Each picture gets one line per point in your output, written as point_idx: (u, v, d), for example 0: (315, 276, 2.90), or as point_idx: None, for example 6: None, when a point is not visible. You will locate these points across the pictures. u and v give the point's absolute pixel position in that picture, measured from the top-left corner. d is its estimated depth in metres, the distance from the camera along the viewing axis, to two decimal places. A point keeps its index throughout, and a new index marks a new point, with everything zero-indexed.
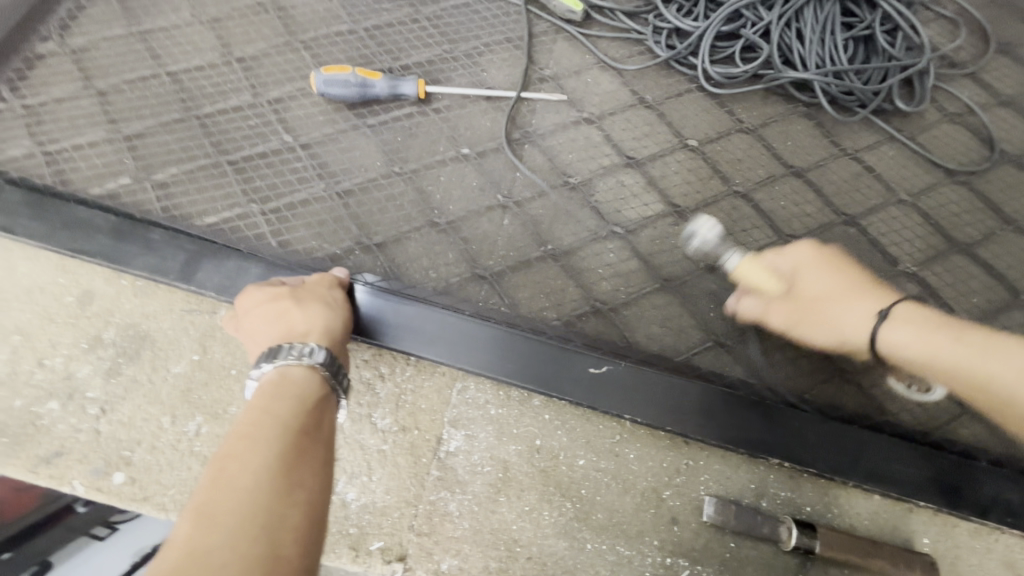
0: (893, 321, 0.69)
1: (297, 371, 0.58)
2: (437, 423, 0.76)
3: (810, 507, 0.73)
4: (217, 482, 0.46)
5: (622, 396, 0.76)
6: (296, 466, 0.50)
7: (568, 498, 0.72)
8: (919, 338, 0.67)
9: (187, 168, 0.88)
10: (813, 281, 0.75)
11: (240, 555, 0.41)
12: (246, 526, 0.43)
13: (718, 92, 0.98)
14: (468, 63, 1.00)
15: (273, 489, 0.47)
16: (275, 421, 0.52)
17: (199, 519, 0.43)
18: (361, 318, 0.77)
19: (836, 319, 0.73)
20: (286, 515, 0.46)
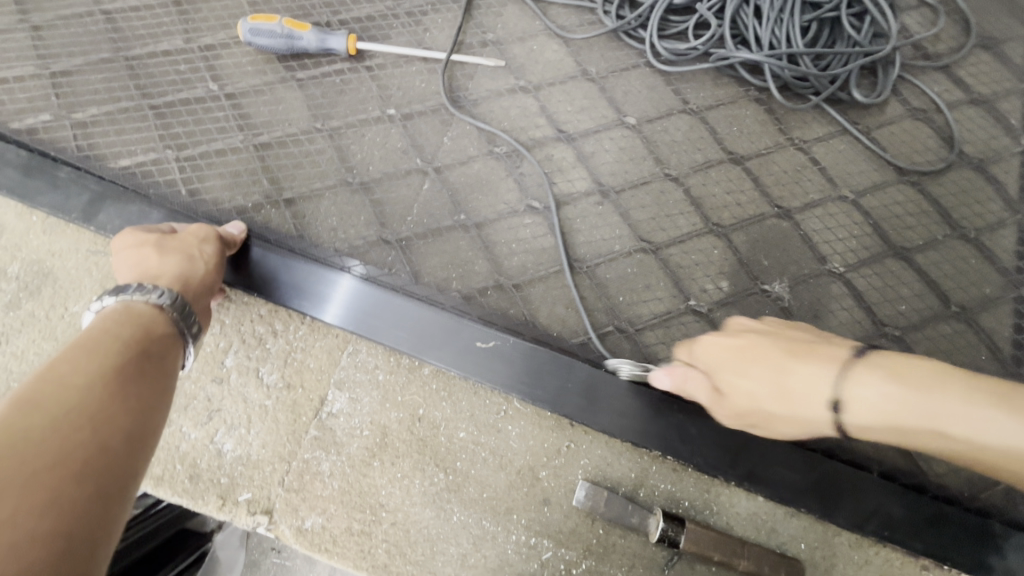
0: (868, 408, 0.53)
1: (146, 305, 0.59)
2: (323, 383, 0.76)
3: (688, 501, 0.71)
4: (46, 376, 0.47)
5: (509, 374, 0.74)
6: (134, 380, 0.52)
7: (442, 469, 0.72)
8: (894, 417, 0.52)
9: (107, 109, 0.87)
10: (737, 385, 0.61)
11: (59, 439, 0.44)
12: (71, 418, 0.45)
13: (664, 69, 0.93)
14: (409, 22, 0.97)
15: (105, 394, 0.49)
16: (121, 337, 0.54)
17: (20, 400, 0.45)
18: (252, 274, 0.77)
19: (781, 419, 0.60)
20: (114, 418, 0.48)
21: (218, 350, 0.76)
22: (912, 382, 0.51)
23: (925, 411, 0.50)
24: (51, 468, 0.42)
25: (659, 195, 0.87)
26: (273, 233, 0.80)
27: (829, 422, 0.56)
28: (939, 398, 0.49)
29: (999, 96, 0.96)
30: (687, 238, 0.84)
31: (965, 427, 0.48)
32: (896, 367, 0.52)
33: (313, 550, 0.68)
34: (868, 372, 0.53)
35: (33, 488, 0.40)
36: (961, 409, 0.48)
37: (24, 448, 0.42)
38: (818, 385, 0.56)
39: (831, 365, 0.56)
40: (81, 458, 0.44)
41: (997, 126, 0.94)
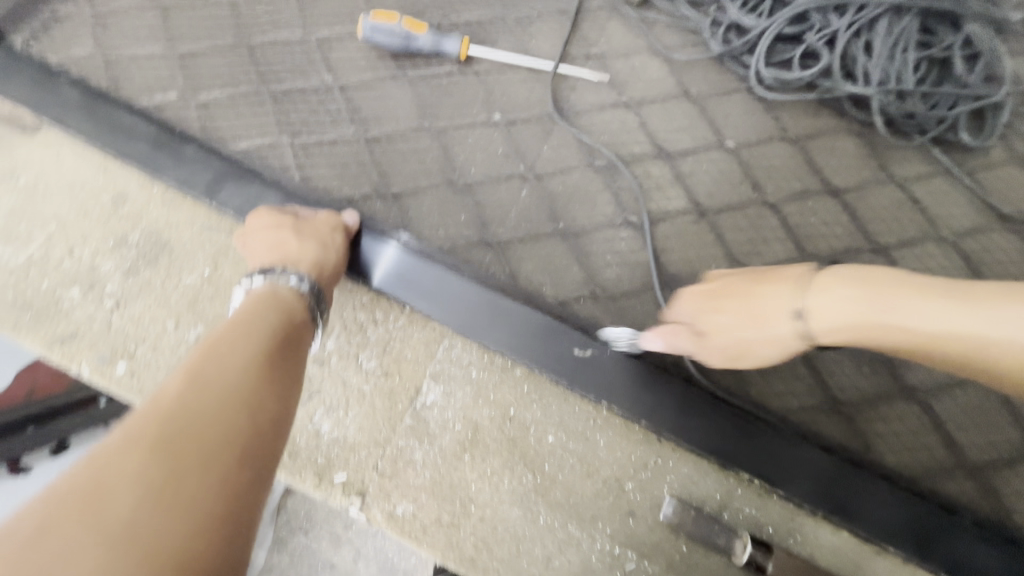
0: (831, 312, 0.57)
1: (290, 292, 0.62)
2: (419, 374, 0.78)
3: (772, 528, 0.71)
4: (208, 357, 0.51)
5: (603, 383, 0.76)
6: (279, 366, 0.54)
7: (530, 470, 0.73)
8: (865, 319, 0.56)
9: (229, 93, 0.91)
10: (722, 320, 0.65)
11: (223, 420, 0.47)
12: (232, 400, 0.48)
13: (767, 96, 0.93)
14: (517, 30, 0.99)
15: (255, 380, 0.51)
16: (265, 322, 0.57)
17: (190, 380, 0.48)
18: (362, 263, 0.80)
19: (760, 343, 0.62)
20: (264, 404, 0.50)
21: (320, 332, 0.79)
22: (882, 289, 0.55)
23: (898, 310, 0.54)
24: (218, 450, 0.45)
25: (755, 220, 0.88)
26: (381, 224, 0.83)
27: (807, 337, 0.59)
28: (897, 293, 0.55)
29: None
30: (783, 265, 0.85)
31: (936, 321, 0.53)
32: (864, 275, 0.57)
33: (403, 536, 0.70)
34: (852, 286, 0.56)
35: (205, 469, 0.43)
36: (931, 305, 0.53)
37: (195, 426, 0.45)
38: (792, 304, 0.59)
39: (807, 283, 0.59)
40: (242, 439, 0.47)
41: None
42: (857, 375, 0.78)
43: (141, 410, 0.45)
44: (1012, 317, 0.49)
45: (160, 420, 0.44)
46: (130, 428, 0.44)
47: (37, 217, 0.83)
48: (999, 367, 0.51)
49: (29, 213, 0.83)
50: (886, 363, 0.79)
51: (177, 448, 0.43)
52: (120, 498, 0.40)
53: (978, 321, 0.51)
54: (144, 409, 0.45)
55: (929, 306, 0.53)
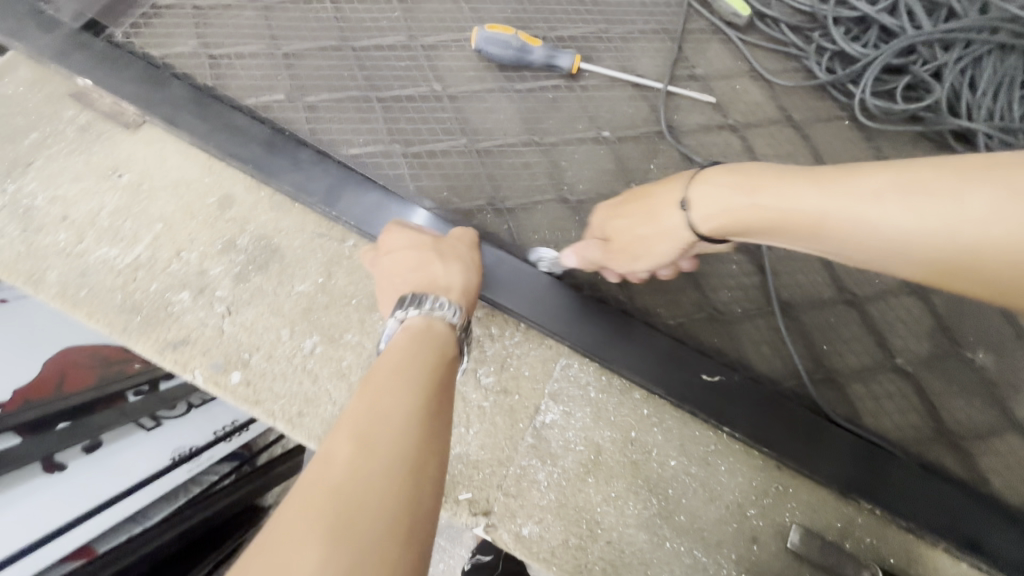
0: (712, 199, 0.55)
1: (442, 325, 0.62)
2: (537, 393, 0.77)
3: (893, 558, 0.72)
4: (371, 411, 0.47)
5: (729, 408, 0.75)
6: (435, 418, 0.50)
7: (654, 494, 0.73)
8: (729, 205, 0.54)
9: (337, 96, 0.89)
10: (619, 223, 0.64)
11: (392, 489, 0.42)
12: (399, 463, 0.44)
13: (870, 126, 0.94)
14: (621, 47, 0.99)
15: (418, 436, 0.47)
16: (417, 366, 0.54)
17: (357, 439, 0.45)
18: (487, 278, 0.78)
19: (649, 238, 0.61)
20: (429, 464, 0.46)
21: None
22: (826, 179, 0.50)
23: (869, 198, 0.47)
24: (390, 527, 0.41)
25: None
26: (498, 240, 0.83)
27: (691, 229, 0.57)
28: (777, 179, 0.53)
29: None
30: (891, 295, 0.85)
31: (986, 194, 0.43)
32: (806, 169, 0.52)
33: (531, 557, 0.70)
34: (734, 175, 0.55)
35: (381, 553, 0.39)
36: (816, 186, 0.50)
37: (366, 499, 0.41)
38: (679, 194, 0.58)
39: (698, 177, 0.57)
40: (409, 512, 0.42)
41: None
42: (969, 407, 0.80)
43: (313, 479, 0.42)
44: (976, 201, 0.43)
45: (334, 492, 0.41)
46: (304, 502, 0.41)
47: (142, 217, 0.81)
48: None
49: (135, 212, 0.81)
50: (994, 396, 0.81)
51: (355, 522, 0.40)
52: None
53: (1021, 187, 0.42)
54: (316, 476, 0.43)
55: (791, 187, 0.51)
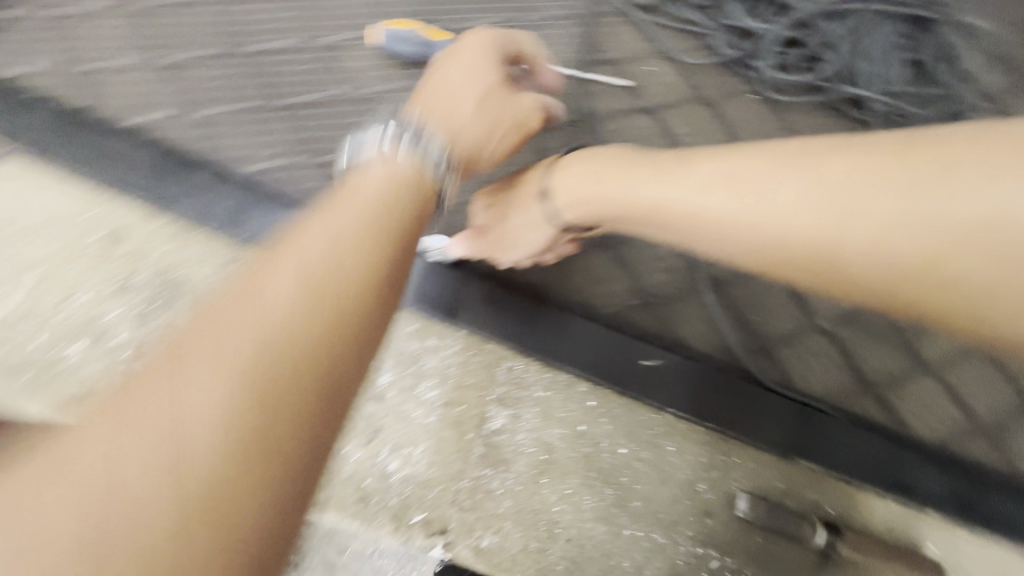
0: (571, 190, 0.61)
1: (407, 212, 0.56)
2: (483, 400, 0.75)
3: (832, 508, 0.76)
4: (320, 264, 0.42)
5: (672, 390, 0.77)
6: (378, 300, 0.44)
7: (609, 485, 0.74)
8: (583, 195, 0.60)
9: (231, 107, 0.82)
10: (496, 213, 0.69)
11: (303, 371, 0.37)
12: (324, 339, 0.39)
13: (777, 98, 0.97)
14: (532, 35, 0.96)
15: (356, 313, 0.42)
16: (373, 239, 0.48)
17: (293, 275, 0.40)
18: (426, 292, 0.76)
19: (519, 229, 0.67)
20: (351, 357, 0.40)
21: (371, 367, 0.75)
22: (669, 169, 0.54)
23: (698, 187, 0.51)
24: (278, 417, 0.35)
25: None
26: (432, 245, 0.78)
27: (553, 219, 0.63)
28: (627, 170, 0.58)
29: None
30: None
31: (800, 184, 0.47)
32: (658, 158, 0.57)
33: (493, 569, 0.69)
34: (592, 164, 0.61)
35: (254, 448, 0.34)
36: (658, 176, 0.54)
37: (273, 365, 0.36)
38: (545, 185, 0.64)
39: (557, 166, 0.64)
40: (311, 403, 0.37)
41: None
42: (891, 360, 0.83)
43: (234, 303, 0.38)
44: (790, 187, 0.47)
45: (248, 325, 0.37)
46: (223, 322, 0.37)
47: (19, 262, 0.72)
48: (841, 257, 0.45)
49: (10, 259, 0.72)
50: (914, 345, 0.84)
51: (260, 394, 0.35)
52: (185, 451, 0.32)
53: (825, 183, 0.46)
54: (250, 294, 0.39)
55: (636, 177, 0.56)
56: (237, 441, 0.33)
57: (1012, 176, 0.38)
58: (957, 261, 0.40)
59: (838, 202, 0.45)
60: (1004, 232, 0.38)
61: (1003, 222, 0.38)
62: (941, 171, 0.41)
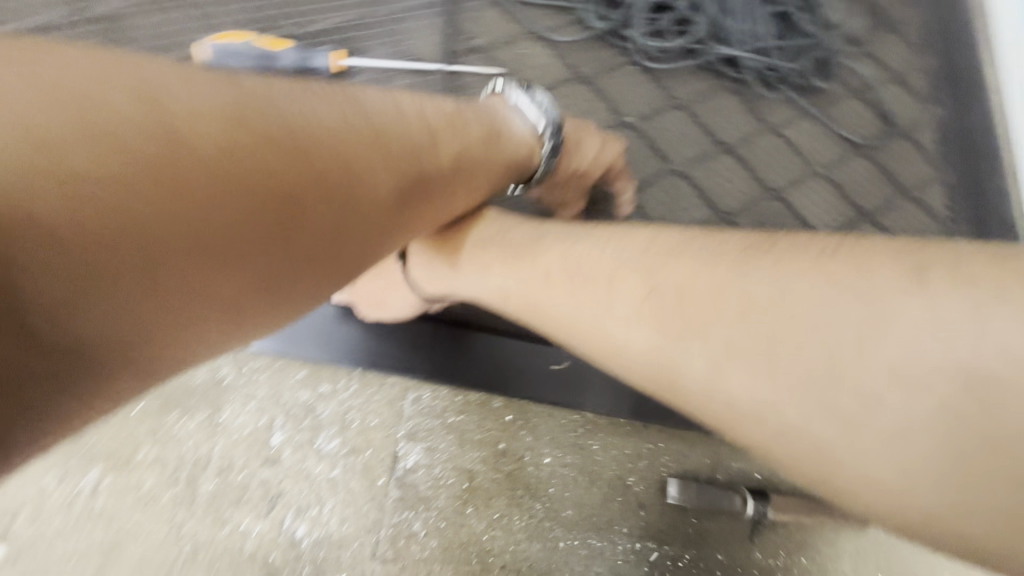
0: (426, 271, 0.62)
1: (438, 153, 0.54)
2: (390, 439, 0.70)
3: (760, 472, 0.75)
4: (314, 203, 0.44)
5: (586, 389, 0.74)
6: (302, 269, 0.45)
7: (537, 499, 0.70)
8: (438, 278, 0.61)
9: None
10: (361, 273, 0.67)
11: (200, 288, 0.40)
12: (236, 279, 0.41)
13: (650, 68, 0.95)
14: (389, 31, 0.89)
15: (270, 276, 0.43)
16: (355, 143, 0.47)
17: (290, 143, 0.43)
18: (310, 335, 0.71)
19: (385, 298, 0.67)
20: (227, 304, 0.42)
21: (260, 427, 0.68)
22: (517, 260, 0.55)
23: (543, 282, 0.53)
24: (149, 306, 0.38)
25: (671, 191, 0.90)
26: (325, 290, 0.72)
27: (418, 294, 0.64)
28: (479, 259, 0.58)
29: (953, 54, 1.03)
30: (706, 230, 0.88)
31: (636, 289, 0.47)
32: (513, 245, 0.57)
33: None
34: (447, 243, 0.60)
35: (116, 316, 0.37)
36: (507, 271, 0.55)
37: (196, 260, 0.39)
38: (405, 260, 0.63)
39: (420, 240, 0.62)
40: (176, 318, 0.39)
41: (944, 93, 1.01)
42: None
43: (234, 171, 0.40)
44: (628, 291, 0.47)
45: (220, 206, 0.40)
46: (218, 174, 0.40)
47: None
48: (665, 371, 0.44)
49: None
50: None
51: (110, 153, 0.37)
52: (27, 117, 0.35)
53: (664, 294, 0.45)
54: (253, 170, 0.41)
55: (486, 270, 0.57)
56: (78, 178, 0.35)
57: (856, 316, 0.38)
58: (793, 395, 0.38)
59: (677, 313, 0.44)
60: (834, 377, 0.37)
61: (840, 361, 0.37)
62: (772, 298, 0.41)
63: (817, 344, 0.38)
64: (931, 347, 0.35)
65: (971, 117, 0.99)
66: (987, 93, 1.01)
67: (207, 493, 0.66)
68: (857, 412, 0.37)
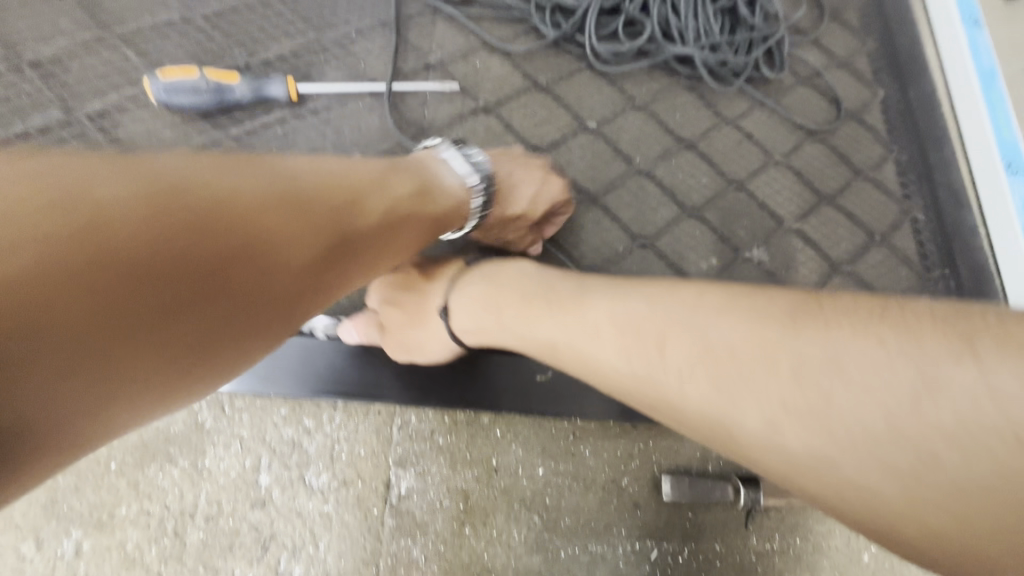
0: (466, 315, 0.61)
1: (369, 213, 0.53)
2: (381, 468, 0.69)
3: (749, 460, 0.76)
4: (250, 266, 0.43)
5: (573, 397, 0.74)
6: (236, 334, 0.43)
7: (534, 511, 0.70)
8: (478, 323, 0.61)
9: None
10: (396, 316, 0.66)
11: (131, 361, 0.38)
12: (166, 348, 0.39)
13: (606, 70, 0.96)
14: (342, 54, 0.88)
15: (203, 344, 0.41)
16: (290, 201, 0.47)
17: (224, 207, 0.43)
18: (291, 371, 0.69)
19: (419, 341, 0.66)
20: (159, 375, 0.39)
21: (245, 470, 0.67)
22: (561, 306, 0.54)
23: (588, 331, 0.51)
24: (73, 382, 0.35)
25: (637, 191, 0.91)
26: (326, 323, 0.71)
27: (454, 339, 0.64)
28: (519, 306, 0.57)
29: (893, 36, 1.08)
30: (674, 226, 0.90)
31: (688, 350, 0.44)
32: (555, 289, 0.57)
33: None
34: (485, 289, 0.60)
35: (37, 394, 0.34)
36: (551, 316, 0.54)
37: (124, 333, 0.37)
38: (444, 304, 0.63)
39: (459, 283, 0.63)
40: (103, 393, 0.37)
41: (886, 75, 1.05)
42: None
43: (164, 239, 0.39)
44: (676, 347, 0.45)
45: (149, 274, 0.38)
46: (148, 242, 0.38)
47: None
48: (721, 431, 0.43)
49: None
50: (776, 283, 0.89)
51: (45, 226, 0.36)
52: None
53: (716, 356, 0.43)
54: (181, 236, 0.40)
55: (527, 315, 0.56)
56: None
57: (905, 381, 0.36)
58: (863, 464, 0.37)
59: (734, 379, 0.42)
60: (895, 441, 0.36)
61: (898, 428, 0.36)
62: (825, 361, 0.38)
63: (871, 410, 0.37)
64: (986, 409, 0.33)
65: (915, 96, 1.03)
66: (929, 71, 1.05)
67: (195, 544, 0.64)
68: (914, 472, 0.35)
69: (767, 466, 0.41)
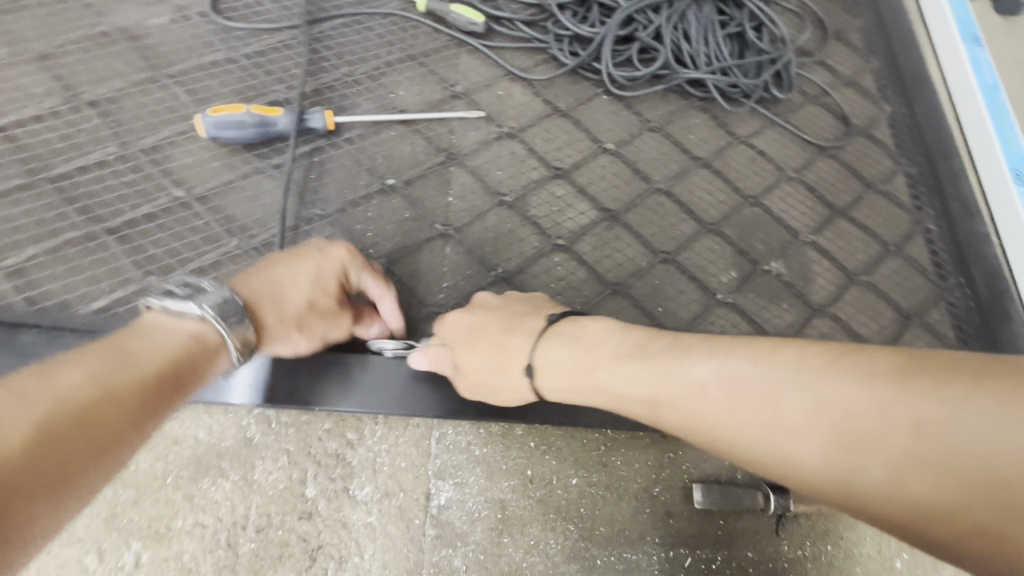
0: (553, 372, 0.58)
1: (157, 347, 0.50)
2: (422, 479, 0.72)
3: None
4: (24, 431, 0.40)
5: None
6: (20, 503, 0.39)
7: (570, 520, 0.72)
8: (569, 382, 0.58)
9: (49, 245, 0.75)
10: (470, 361, 0.64)
11: None
12: None
13: (622, 96, 1.00)
14: (373, 86, 0.94)
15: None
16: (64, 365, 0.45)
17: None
18: (330, 386, 0.71)
19: (494, 388, 0.64)
20: None
21: (293, 483, 0.69)
22: (657, 361, 0.52)
23: (692, 389, 0.50)
24: None
25: (656, 208, 0.95)
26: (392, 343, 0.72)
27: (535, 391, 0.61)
28: (611, 362, 0.55)
29: (897, 55, 1.12)
30: (693, 241, 0.93)
31: (806, 408, 0.44)
32: (647, 342, 0.55)
33: None
34: (574, 347, 0.58)
35: None
36: (648, 371, 0.52)
37: None
38: (528, 360, 0.60)
39: (546, 339, 0.59)
40: None
41: (890, 92, 1.09)
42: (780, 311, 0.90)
43: None
44: (793, 406, 0.45)
45: None
46: None
47: None
48: (846, 488, 0.43)
49: None
50: (796, 293, 0.91)
51: None
52: None
53: (836, 414, 0.43)
54: None
55: (625, 373, 0.54)
56: None
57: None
58: (986, 512, 0.38)
59: (857, 443, 0.42)
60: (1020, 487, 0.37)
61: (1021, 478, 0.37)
62: (950, 417, 0.39)
63: (1002, 467, 0.38)
64: None
65: (922, 111, 1.07)
66: (934, 87, 1.09)
67: (247, 556, 0.66)
68: None
69: (894, 521, 0.42)
